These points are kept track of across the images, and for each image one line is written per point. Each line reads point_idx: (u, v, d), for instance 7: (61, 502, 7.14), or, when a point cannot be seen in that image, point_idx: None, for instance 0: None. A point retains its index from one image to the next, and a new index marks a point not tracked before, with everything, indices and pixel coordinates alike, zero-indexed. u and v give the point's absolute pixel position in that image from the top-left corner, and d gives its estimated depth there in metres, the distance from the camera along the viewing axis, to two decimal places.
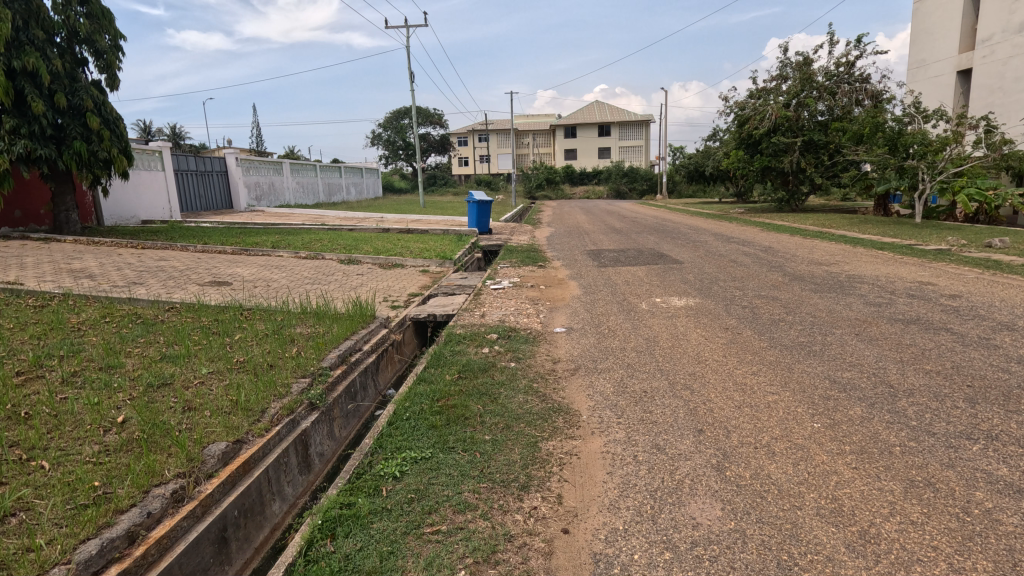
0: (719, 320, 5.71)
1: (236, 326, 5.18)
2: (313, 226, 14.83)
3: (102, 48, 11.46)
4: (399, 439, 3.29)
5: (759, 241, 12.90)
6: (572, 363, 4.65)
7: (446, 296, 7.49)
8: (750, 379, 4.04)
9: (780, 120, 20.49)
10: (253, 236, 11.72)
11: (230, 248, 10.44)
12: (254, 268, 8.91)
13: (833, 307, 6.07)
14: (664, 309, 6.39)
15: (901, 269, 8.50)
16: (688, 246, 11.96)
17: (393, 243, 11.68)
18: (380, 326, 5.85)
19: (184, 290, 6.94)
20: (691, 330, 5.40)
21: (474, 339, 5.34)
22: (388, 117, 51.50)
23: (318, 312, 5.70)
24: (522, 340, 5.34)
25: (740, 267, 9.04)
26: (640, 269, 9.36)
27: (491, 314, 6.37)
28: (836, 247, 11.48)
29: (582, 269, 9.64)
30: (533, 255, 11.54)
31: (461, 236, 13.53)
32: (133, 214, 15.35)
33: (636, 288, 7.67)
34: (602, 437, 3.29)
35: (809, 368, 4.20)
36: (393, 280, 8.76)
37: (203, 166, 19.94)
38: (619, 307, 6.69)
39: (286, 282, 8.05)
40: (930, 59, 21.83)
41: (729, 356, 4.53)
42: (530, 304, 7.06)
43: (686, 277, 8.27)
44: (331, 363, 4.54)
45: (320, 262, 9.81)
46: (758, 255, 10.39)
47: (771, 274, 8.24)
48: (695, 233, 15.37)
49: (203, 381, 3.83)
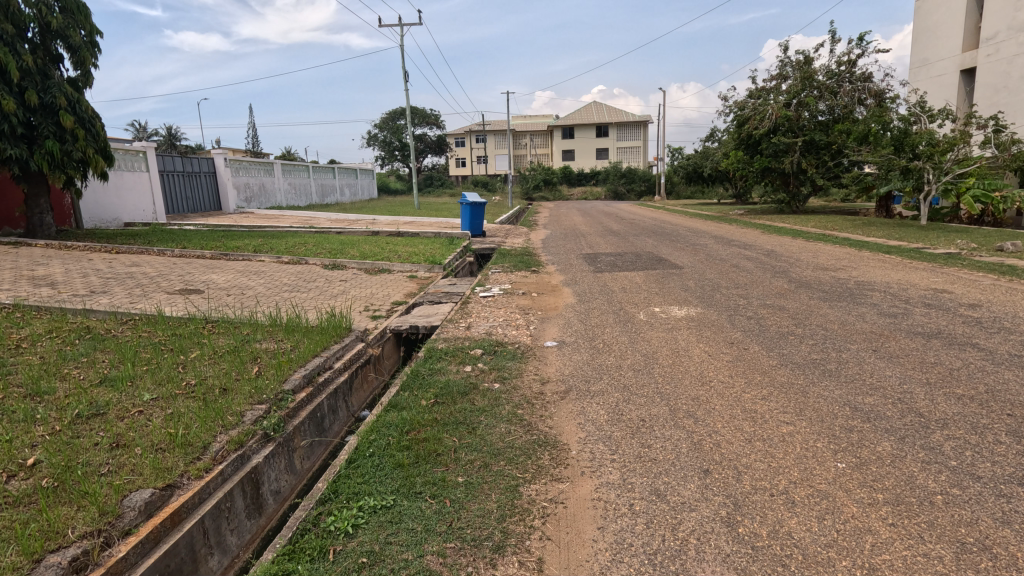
0: (723, 333, 5.28)
1: (194, 342, 4.72)
2: (300, 228, 14.37)
3: (76, 44, 11.04)
4: (358, 482, 2.85)
5: (761, 245, 12.47)
6: (563, 384, 4.20)
7: (431, 305, 7.04)
8: (760, 405, 3.60)
9: (781, 119, 20.10)
10: (235, 240, 11.27)
11: (209, 252, 9.99)
12: (231, 274, 8.46)
13: (845, 318, 5.64)
14: (663, 320, 5.96)
15: (912, 275, 8.09)
16: (688, 249, 11.55)
17: (381, 247, 11.23)
18: (357, 340, 5.40)
19: (149, 299, 6.50)
20: (693, 345, 4.96)
21: (456, 356, 4.89)
22: (384, 117, 51.08)
23: (287, 326, 5.25)
24: (508, 356, 4.89)
25: (743, 273, 8.62)
26: (638, 274, 8.92)
27: (478, 325, 5.91)
28: (842, 251, 11.06)
29: (577, 274, 9.20)
30: (527, 259, 11.11)
31: (453, 239, 13.09)
32: (115, 216, 14.87)
33: (633, 296, 7.23)
34: (594, 479, 2.84)
35: (825, 392, 3.76)
36: (377, 287, 8.31)
37: (190, 167, 19.46)
38: (615, 317, 6.25)
39: (262, 290, 7.60)
40: (932, 57, 21.46)
41: (736, 378, 4.10)
42: (520, 313, 6.62)
43: (687, 284, 7.82)
44: (295, 386, 4.07)
45: (303, 267, 9.37)
46: (761, 260, 9.97)
47: (776, 281, 7.81)
48: (694, 235, 14.94)
49: (142, 410, 3.37)
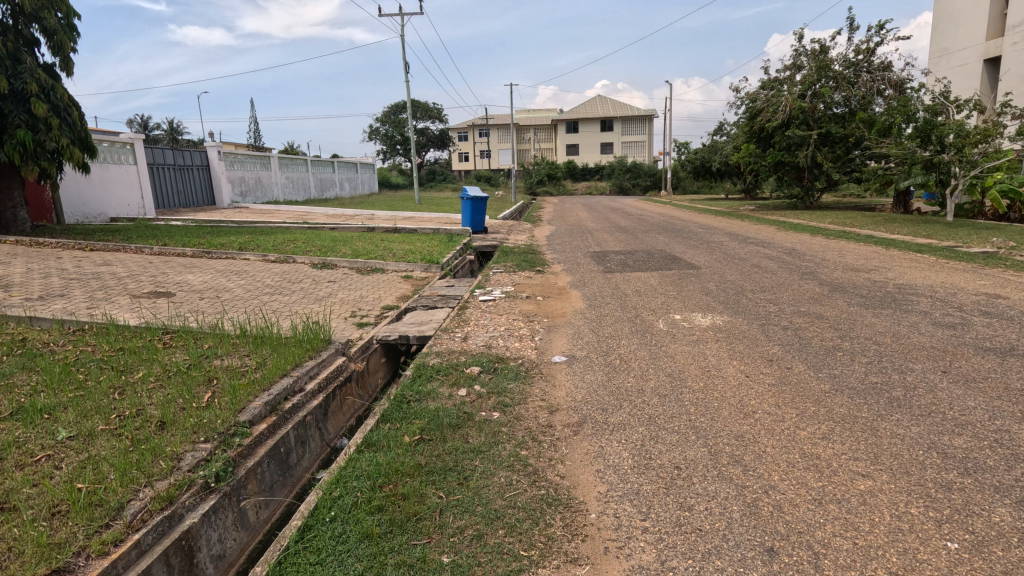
0: (758, 348, 4.57)
1: (141, 359, 4.05)
2: (291, 224, 13.67)
3: (51, 27, 10.34)
4: (311, 564, 2.17)
5: (780, 242, 11.73)
6: (575, 415, 3.50)
7: (426, 311, 6.35)
8: (821, 448, 2.90)
9: (795, 111, 19.28)
10: (221, 236, 10.60)
11: (190, 249, 9.33)
12: (209, 275, 7.77)
13: (897, 329, 4.92)
14: (686, 330, 5.24)
15: (954, 277, 7.35)
16: (703, 247, 10.82)
17: (374, 244, 10.53)
18: (338, 353, 4.72)
19: (110, 303, 5.84)
20: (725, 363, 4.26)
21: (450, 375, 4.20)
22: (385, 111, 50.28)
23: (255, 340, 4.56)
24: (510, 376, 4.19)
25: (767, 274, 7.89)
26: (651, 275, 8.21)
27: (475, 336, 5.20)
28: (868, 250, 10.32)
29: (586, 275, 8.49)
30: (531, 258, 10.41)
31: (453, 236, 12.38)
32: (100, 211, 14.21)
33: (649, 300, 6.52)
34: (623, 562, 2.16)
35: (900, 430, 3.05)
36: (368, 289, 7.61)
37: (181, 160, 18.78)
38: (631, 326, 5.53)
39: (240, 293, 6.92)
40: (953, 47, 20.61)
41: (784, 408, 3.39)
42: (524, 320, 5.93)
43: (707, 287, 7.10)
44: (254, 417, 3.37)
45: (290, 266, 8.70)
46: (783, 259, 9.23)
47: (806, 284, 7.11)
48: (706, 232, 14.19)
49: (51, 455, 2.70)
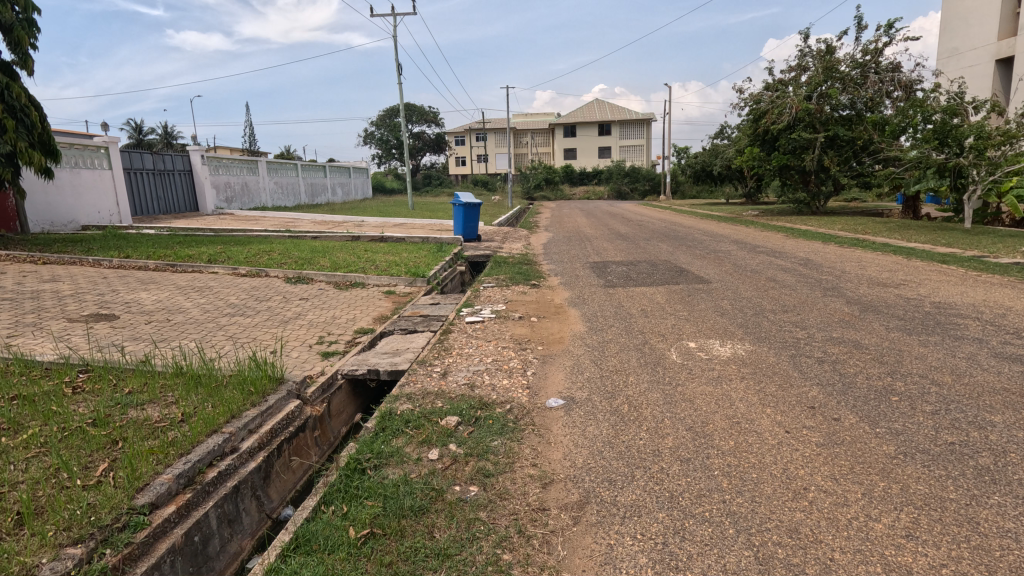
0: (793, 389, 3.82)
1: (32, 412, 3.24)
2: (271, 232, 12.88)
3: (7, 21, 9.59)
4: None
5: (792, 252, 10.99)
6: (575, 491, 2.74)
7: (403, 336, 5.59)
8: (911, 557, 2.13)
9: (801, 113, 18.58)
10: (191, 247, 9.83)
11: (154, 262, 8.56)
12: (166, 292, 6.98)
13: (955, 363, 4.17)
14: (704, 364, 4.47)
15: (995, 293, 6.61)
16: (711, 258, 10.10)
17: (357, 255, 9.76)
18: (291, 396, 3.95)
19: (38, 330, 5.07)
20: (757, 411, 3.50)
21: (422, 429, 3.43)
22: (380, 115, 49.56)
23: (187, 382, 3.76)
24: (494, 430, 3.41)
25: (785, 290, 7.15)
26: (658, 290, 7.48)
27: (456, 371, 4.42)
28: (889, 260, 9.61)
29: (586, 290, 7.73)
30: (526, 269, 9.65)
31: (443, 245, 11.62)
32: (70, 219, 13.44)
33: (657, 322, 5.76)
34: None
35: (1009, 525, 2.29)
36: (343, 308, 6.83)
37: (162, 165, 18.00)
38: (638, 357, 4.75)
39: (195, 314, 6.12)
40: (963, 47, 19.97)
41: (845, 485, 2.62)
42: (515, 348, 5.17)
43: (722, 307, 6.34)
44: (158, 499, 2.59)
45: (261, 281, 7.94)
46: (799, 272, 8.50)
47: (832, 302, 6.37)
48: (712, 240, 13.48)
49: None
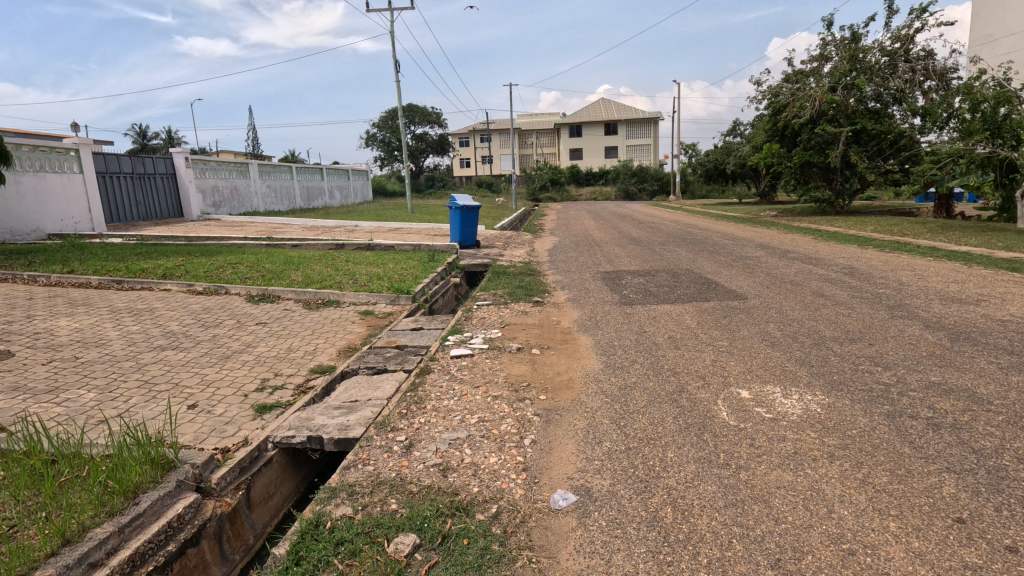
0: (917, 482, 2.57)
1: None
2: (248, 240, 11.71)
3: None
4: None
5: (830, 258, 9.70)
6: None
7: (368, 379, 4.37)
8: None
9: (826, 105, 17.26)
10: (149, 259, 8.68)
11: (98, 278, 7.41)
12: (93, 317, 5.79)
13: None
14: (769, 429, 3.22)
15: None
16: (740, 267, 8.84)
17: (335, 267, 8.56)
18: (185, 490, 2.75)
19: None
20: (878, 530, 2.25)
21: (358, 562, 2.21)
22: (382, 116, 48.47)
23: (23, 478, 2.57)
24: (469, 564, 2.19)
25: (840, 308, 5.92)
26: (685, 309, 6.25)
27: (425, 442, 3.20)
28: (946, 268, 8.33)
29: (598, 309, 6.48)
30: (528, 282, 8.41)
31: (435, 253, 10.42)
32: (34, 228, 12.38)
33: (692, 357, 4.52)
34: None
35: None
36: (304, 336, 5.64)
37: (142, 168, 16.91)
38: (676, 415, 3.52)
39: (116, 348, 4.94)
40: (999, 32, 18.59)
41: None
42: (508, 396, 3.93)
43: (769, 334, 5.09)
44: None
45: (216, 301, 6.78)
46: (849, 284, 7.24)
47: (908, 326, 5.11)
48: (735, 243, 12.23)
49: None
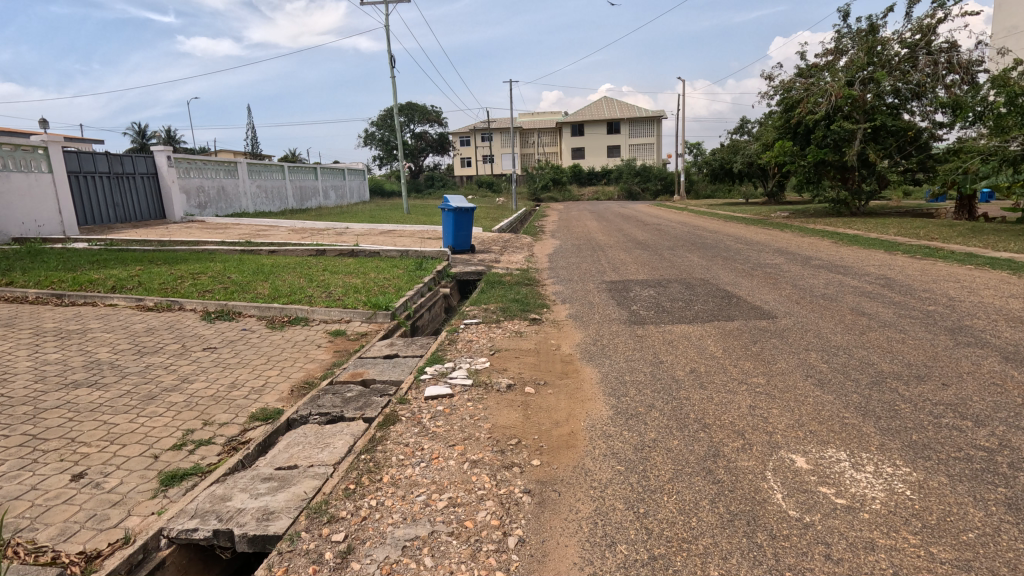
0: None
1: None
2: (224, 245, 10.84)
3: None
4: None
5: (858, 266, 8.77)
6: None
7: (317, 431, 3.47)
8: None
9: (842, 101, 16.33)
10: (101, 268, 7.78)
11: (35, 293, 6.53)
12: (8, 343, 4.90)
13: None
14: (849, 527, 2.32)
15: None
16: (761, 276, 7.91)
17: (309, 278, 7.66)
18: None
19: None
20: None
21: None
22: (381, 115, 47.54)
23: None
24: None
25: (891, 333, 5.00)
26: (706, 331, 5.33)
27: (371, 547, 2.30)
28: (995, 279, 7.40)
29: (605, 330, 5.57)
30: (524, 293, 7.51)
31: (425, 260, 9.53)
32: None
33: (726, 403, 3.60)
34: None
35: None
36: (256, 366, 4.73)
37: (120, 168, 16.02)
38: (713, 496, 2.61)
39: (17, 386, 4.05)
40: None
41: None
42: (490, 461, 3.03)
43: (815, 368, 4.18)
44: None
45: (164, 320, 5.88)
46: (891, 299, 6.33)
47: (985, 360, 4.18)
48: (750, 248, 11.31)
49: None
